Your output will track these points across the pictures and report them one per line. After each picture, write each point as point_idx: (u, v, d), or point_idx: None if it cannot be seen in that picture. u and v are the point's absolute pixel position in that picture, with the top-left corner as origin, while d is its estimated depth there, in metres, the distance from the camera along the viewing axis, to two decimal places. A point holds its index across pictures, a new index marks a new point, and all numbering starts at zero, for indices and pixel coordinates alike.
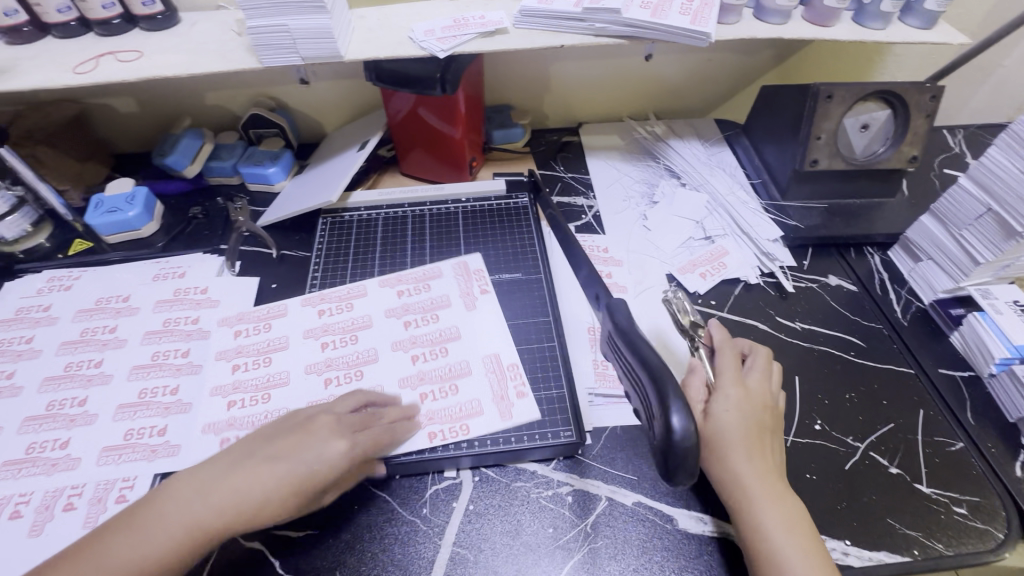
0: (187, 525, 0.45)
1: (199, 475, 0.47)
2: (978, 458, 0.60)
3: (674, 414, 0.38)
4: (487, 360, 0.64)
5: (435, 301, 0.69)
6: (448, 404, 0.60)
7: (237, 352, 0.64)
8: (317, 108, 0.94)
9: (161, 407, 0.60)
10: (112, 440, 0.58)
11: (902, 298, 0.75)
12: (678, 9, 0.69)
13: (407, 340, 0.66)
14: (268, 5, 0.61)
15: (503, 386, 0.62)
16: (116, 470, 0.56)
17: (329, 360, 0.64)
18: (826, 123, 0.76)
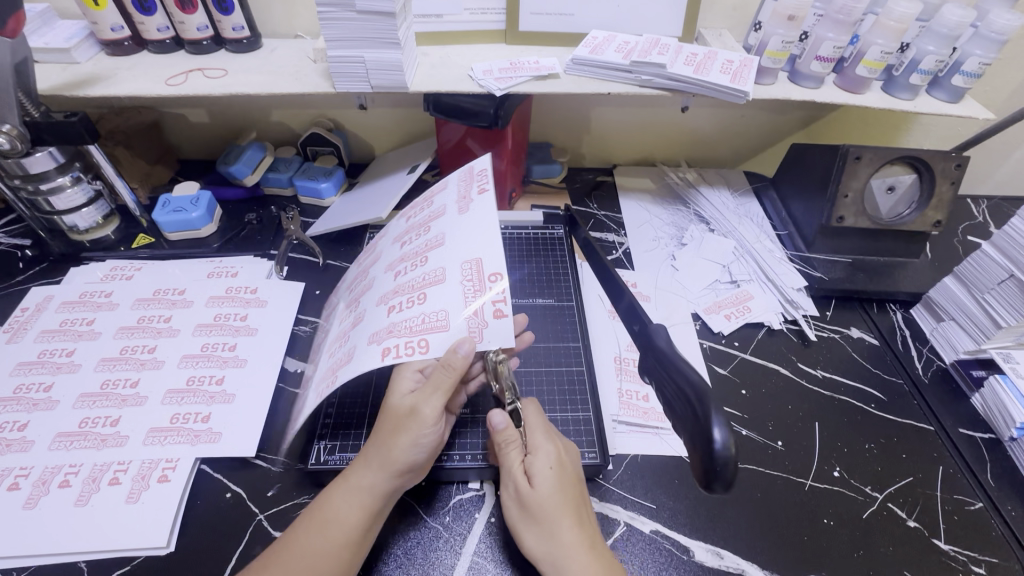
0: (362, 505, 0.51)
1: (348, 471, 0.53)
2: (998, 520, 0.60)
3: (715, 425, 0.34)
4: (467, 263, 0.54)
5: (433, 214, 0.63)
6: (411, 315, 0.54)
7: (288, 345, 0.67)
8: (370, 132, 1.01)
9: (207, 396, 0.64)
10: (159, 422, 0.61)
11: (923, 356, 0.76)
12: (719, 68, 0.74)
13: (397, 261, 0.62)
14: (349, 39, 0.67)
15: (477, 300, 0.53)
16: (160, 451, 0.59)
17: (347, 314, 0.64)
18: (854, 182, 0.80)
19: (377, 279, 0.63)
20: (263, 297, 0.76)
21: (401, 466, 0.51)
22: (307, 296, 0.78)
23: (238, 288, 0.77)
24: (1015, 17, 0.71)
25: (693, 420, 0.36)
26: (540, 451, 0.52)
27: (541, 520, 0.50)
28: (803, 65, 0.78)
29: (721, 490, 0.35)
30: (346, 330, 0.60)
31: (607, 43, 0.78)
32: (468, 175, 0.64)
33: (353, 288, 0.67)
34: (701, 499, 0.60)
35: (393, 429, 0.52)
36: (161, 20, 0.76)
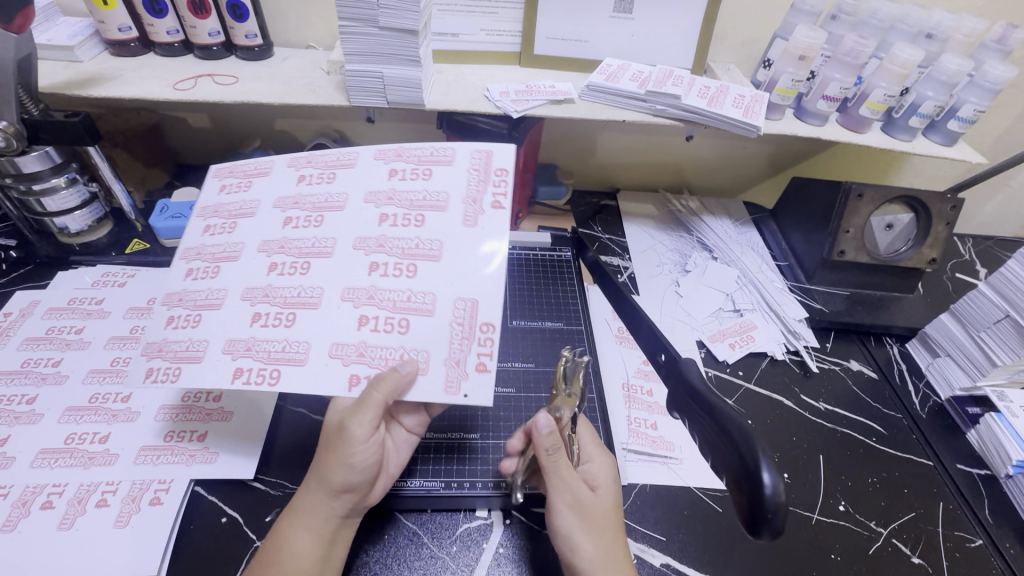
0: (316, 535, 0.49)
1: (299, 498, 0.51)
2: (999, 558, 0.61)
3: (765, 470, 0.34)
4: (460, 305, 0.52)
5: (429, 200, 0.56)
6: (390, 345, 0.51)
7: (196, 254, 0.57)
8: (376, 145, 1.00)
9: (230, 224, 0.58)
10: (172, 288, 0.55)
11: (919, 391, 0.78)
12: (731, 102, 0.75)
13: (371, 240, 0.54)
14: (368, 54, 0.67)
15: (465, 356, 0.51)
16: (161, 327, 0.53)
17: (288, 247, 0.55)
18: (855, 218, 0.82)
19: (338, 234, 0.55)
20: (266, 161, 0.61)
21: (339, 484, 0.49)
22: None
23: (242, 167, 0.62)
24: (1009, 69, 0.74)
25: (738, 462, 0.36)
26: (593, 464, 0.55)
27: (600, 530, 0.50)
28: (810, 103, 0.80)
29: (770, 536, 0.35)
30: (285, 292, 0.53)
31: (622, 72, 0.79)
32: (481, 159, 0.57)
33: (287, 219, 0.57)
34: (709, 531, 0.59)
35: (328, 449, 0.50)
36: (171, 23, 0.74)
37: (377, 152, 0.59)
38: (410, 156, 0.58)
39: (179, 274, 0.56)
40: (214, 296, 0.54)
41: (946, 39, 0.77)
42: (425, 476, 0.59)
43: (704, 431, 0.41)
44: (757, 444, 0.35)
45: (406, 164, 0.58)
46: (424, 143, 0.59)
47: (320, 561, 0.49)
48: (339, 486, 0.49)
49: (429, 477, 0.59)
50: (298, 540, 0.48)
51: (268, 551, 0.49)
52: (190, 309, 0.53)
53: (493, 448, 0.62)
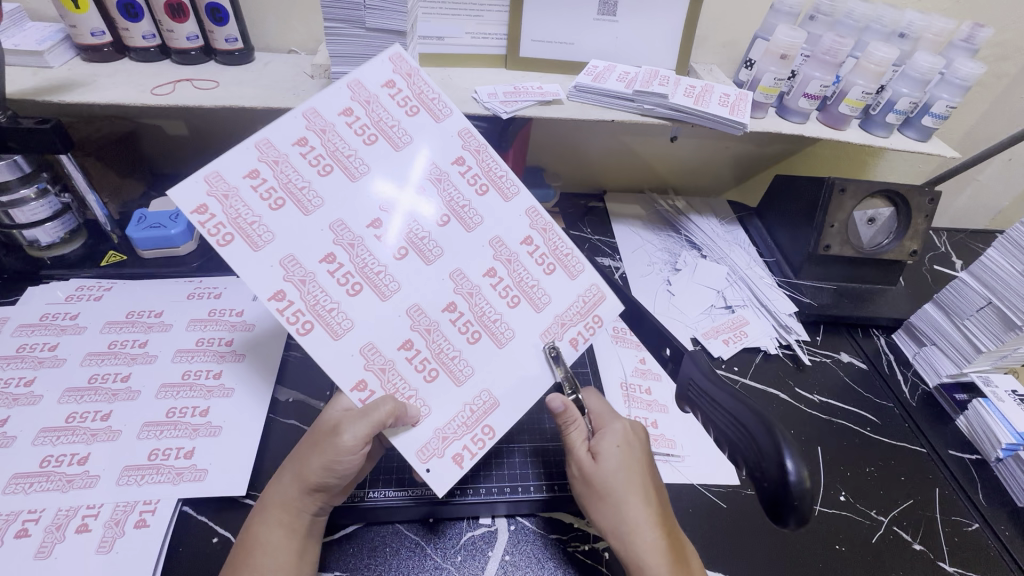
0: (284, 531, 0.48)
1: (275, 496, 0.49)
2: (993, 540, 0.62)
3: (789, 459, 0.36)
4: (481, 397, 0.52)
5: (533, 290, 0.54)
6: (410, 378, 0.50)
7: (322, 131, 0.49)
8: None
9: (370, 138, 0.51)
10: (279, 149, 0.48)
11: (908, 380, 0.79)
12: (717, 100, 0.76)
13: (464, 276, 0.52)
14: (354, 55, 0.66)
15: (456, 440, 0.50)
16: (241, 176, 0.46)
17: (398, 215, 0.51)
18: (839, 213, 0.83)
19: (451, 249, 0.52)
20: (446, 105, 0.54)
21: (315, 483, 0.49)
22: None
23: (421, 83, 0.53)
24: (978, 66, 0.77)
25: (761, 452, 0.38)
26: (607, 432, 0.55)
27: (607, 496, 0.52)
28: (791, 101, 0.82)
29: (795, 524, 0.36)
30: (368, 258, 0.50)
31: (608, 73, 0.79)
32: (589, 297, 0.56)
33: (418, 188, 0.52)
34: (714, 527, 0.59)
35: (313, 445, 0.49)
36: (147, 27, 0.72)
37: (531, 209, 0.55)
38: (551, 239, 0.55)
39: (289, 135, 0.48)
40: (310, 198, 0.48)
41: (917, 38, 0.80)
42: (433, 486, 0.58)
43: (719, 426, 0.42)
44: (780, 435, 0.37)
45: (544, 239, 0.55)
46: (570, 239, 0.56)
47: (292, 557, 0.48)
48: (314, 485, 0.49)
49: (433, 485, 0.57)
50: (274, 540, 0.47)
51: (242, 555, 0.47)
52: (280, 187, 0.47)
53: (495, 454, 0.62)
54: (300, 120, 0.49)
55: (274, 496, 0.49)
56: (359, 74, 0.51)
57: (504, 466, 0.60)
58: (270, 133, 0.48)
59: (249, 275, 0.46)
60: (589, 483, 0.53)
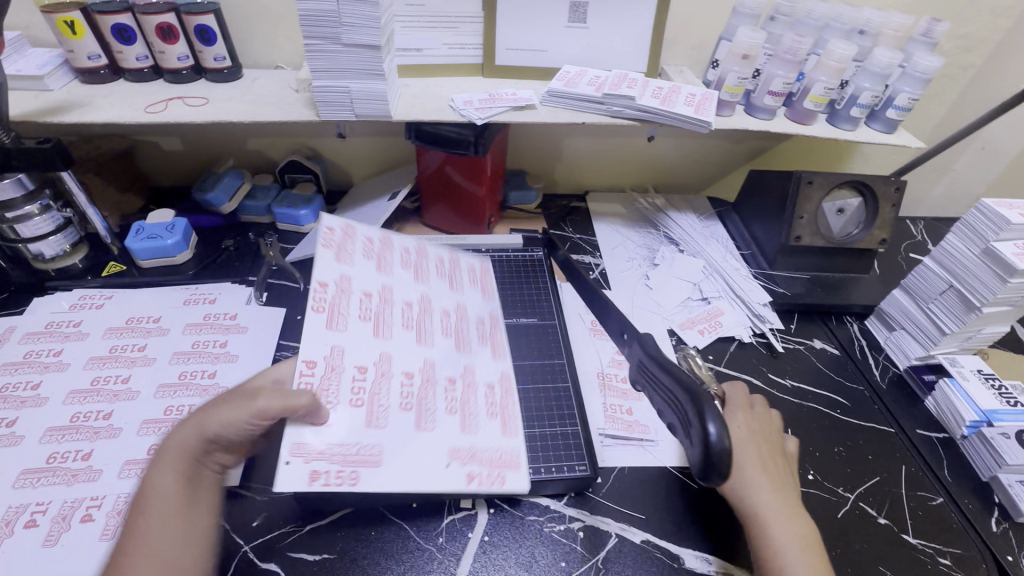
0: (177, 473, 0.49)
1: (174, 441, 0.50)
2: (957, 513, 0.64)
3: (710, 419, 0.39)
4: (370, 448, 0.50)
5: (464, 404, 0.58)
6: (343, 390, 0.52)
7: (423, 252, 0.73)
8: (347, 159, 1.02)
9: (442, 276, 0.72)
10: (407, 241, 0.73)
11: (879, 364, 0.82)
12: (683, 100, 0.80)
13: (429, 368, 0.59)
14: (334, 69, 0.69)
15: (327, 460, 0.48)
16: (365, 234, 0.67)
17: (425, 312, 0.65)
18: (807, 205, 0.87)
19: (446, 355, 0.62)
20: (496, 309, 0.73)
21: (212, 435, 0.50)
22: (289, 321, 0.78)
23: (486, 283, 0.77)
24: (936, 59, 0.80)
25: (687, 415, 0.41)
26: (734, 416, 0.56)
27: (737, 474, 0.53)
28: (757, 99, 0.85)
29: (716, 480, 0.39)
30: (387, 312, 0.61)
31: (579, 77, 0.83)
32: (505, 458, 0.54)
33: (449, 321, 0.66)
34: (685, 506, 0.62)
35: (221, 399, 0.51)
36: (140, 49, 0.76)
37: (504, 372, 0.64)
38: (503, 400, 0.61)
39: (412, 243, 0.73)
40: (389, 265, 0.67)
41: (876, 34, 0.83)
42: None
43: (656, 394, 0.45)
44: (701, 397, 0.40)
45: (512, 408, 0.60)
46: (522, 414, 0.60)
47: (178, 504, 0.48)
48: (211, 435, 0.50)
49: None
50: (164, 481, 0.48)
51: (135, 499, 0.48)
52: (379, 252, 0.66)
53: None
54: (417, 242, 0.74)
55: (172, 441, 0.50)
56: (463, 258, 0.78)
57: None
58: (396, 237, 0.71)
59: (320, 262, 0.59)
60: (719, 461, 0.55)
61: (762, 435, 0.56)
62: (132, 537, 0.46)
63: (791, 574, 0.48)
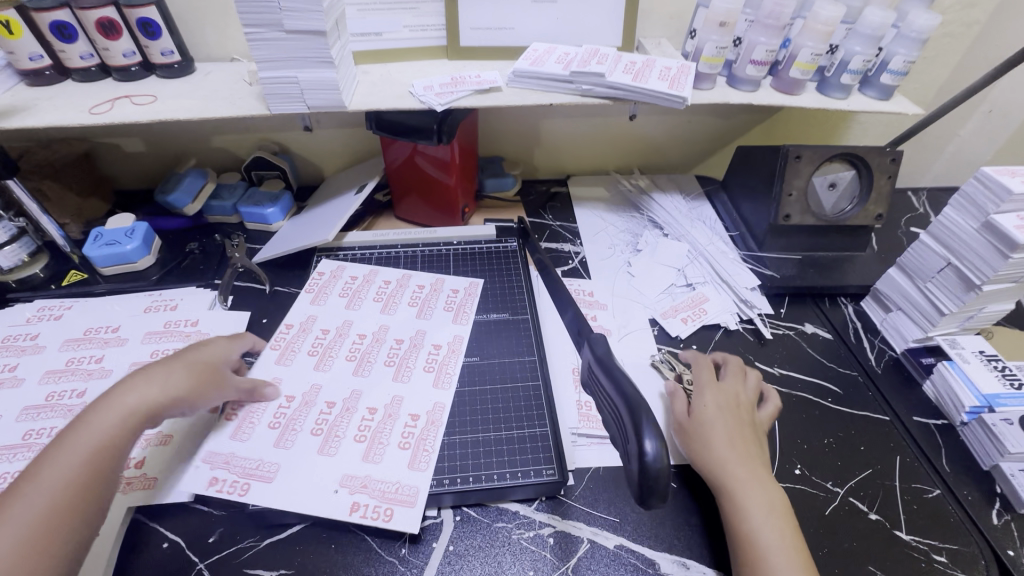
0: (96, 446, 0.48)
1: (133, 390, 0.52)
2: (955, 506, 0.60)
3: (648, 436, 0.36)
4: (270, 465, 0.57)
5: (375, 433, 0.60)
6: (267, 415, 0.62)
7: (402, 281, 0.79)
8: (316, 153, 0.99)
9: (411, 304, 0.76)
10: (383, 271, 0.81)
11: (875, 347, 0.77)
12: (657, 75, 0.75)
13: (352, 398, 0.64)
14: (279, 58, 0.66)
15: (230, 471, 0.56)
16: (350, 270, 0.81)
17: (377, 342, 0.71)
18: (796, 180, 0.81)
19: (381, 383, 0.65)
20: (468, 318, 0.74)
21: (162, 410, 0.53)
22: (253, 325, 0.76)
23: (466, 304, 0.76)
24: (933, 17, 0.74)
25: (626, 429, 0.38)
26: (702, 392, 0.63)
27: (705, 441, 0.58)
28: (740, 70, 0.80)
29: (655, 502, 0.36)
30: (334, 347, 0.70)
31: (547, 55, 0.78)
32: (403, 493, 0.55)
33: (398, 348, 0.70)
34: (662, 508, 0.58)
35: (198, 369, 0.57)
36: (84, 47, 0.73)
37: (437, 403, 0.63)
38: (425, 435, 0.60)
39: (390, 272, 0.81)
40: (358, 301, 0.76)
41: None
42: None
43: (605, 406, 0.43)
44: (640, 410, 0.38)
45: (430, 441, 0.60)
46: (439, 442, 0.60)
47: (91, 451, 0.47)
48: (168, 403, 0.53)
49: None
50: (94, 431, 0.48)
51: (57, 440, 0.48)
52: (354, 290, 0.78)
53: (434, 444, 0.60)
54: (397, 272, 0.81)
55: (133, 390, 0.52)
56: (446, 278, 0.80)
57: (444, 458, 0.59)
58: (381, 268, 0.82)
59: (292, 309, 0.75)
60: (688, 434, 0.60)
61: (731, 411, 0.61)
62: (26, 484, 0.44)
63: (758, 537, 0.51)
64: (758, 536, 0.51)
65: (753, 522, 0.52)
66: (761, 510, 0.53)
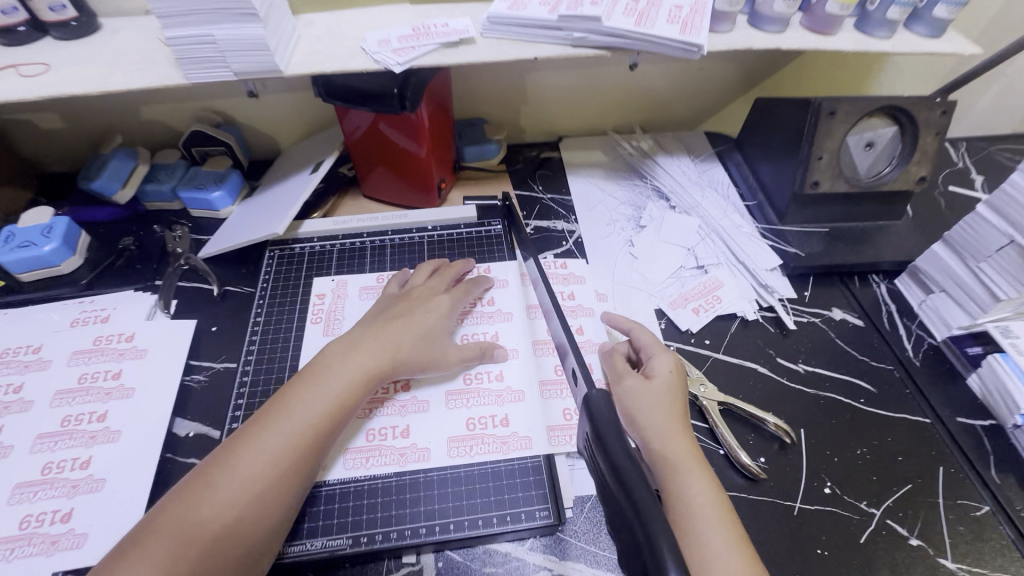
0: (339, 398, 0.51)
1: (340, 356, 0.54)
2: (1006, 525, 0.53)
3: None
4: (94, 482, 0.52)
5: (381, 445, 0.55)
6: (93, 430, 0.56)
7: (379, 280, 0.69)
8: (266, 122, 0.85)
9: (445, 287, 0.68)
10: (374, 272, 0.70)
11: (912, 335, 0.68)
12: (666, 18, 0.61)
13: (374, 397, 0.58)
14: (187, 12, 0.52)
15: (49, 497, 0.51)
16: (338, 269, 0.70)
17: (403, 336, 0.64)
18: (828, 141, 0.69)
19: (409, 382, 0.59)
20: (510, 313, 0.66)
21: (376, 372, 0.54)
22: (201, 335, 0.66)
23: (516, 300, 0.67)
24: None
25: (637, 548, 0.31)
26: (658, 356, 0.58)
27: (652, 407, 0.54)
28: (765, 6, 0.65)
29: None
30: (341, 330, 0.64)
31: None
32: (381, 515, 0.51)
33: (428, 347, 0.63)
34: None
35: (401, 309, 0.60)
36: None
37: (455, 437, 0.55)
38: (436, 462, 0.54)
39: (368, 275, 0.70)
40: (341, 312, 0.66)
41: None
42: (309, 536, 0.49)
43: (614, 518, 0.35)
44: (655, 529, 0.31)
45: (483, 457, 0.54)
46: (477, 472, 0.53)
47: (315, 425, 0.49)
48: (380, 367, 0.54)
49: (332, 534, 0.50)
50: (308, 412, 0.49)
51: (267, 407, 0.50)
52: (338, 293, 0.68)
53: (408, 487, 0.52)
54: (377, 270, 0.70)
55: (334, 362, 0.53)
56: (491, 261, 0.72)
57: (420, 501, 0.52)
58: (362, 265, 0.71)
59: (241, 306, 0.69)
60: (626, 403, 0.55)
61: (676, 389, 0.56)
62: (223, 467, 0.46)
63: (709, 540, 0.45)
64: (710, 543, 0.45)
65: (700, 516, 0.46)
66: (713, 503, 0.47)
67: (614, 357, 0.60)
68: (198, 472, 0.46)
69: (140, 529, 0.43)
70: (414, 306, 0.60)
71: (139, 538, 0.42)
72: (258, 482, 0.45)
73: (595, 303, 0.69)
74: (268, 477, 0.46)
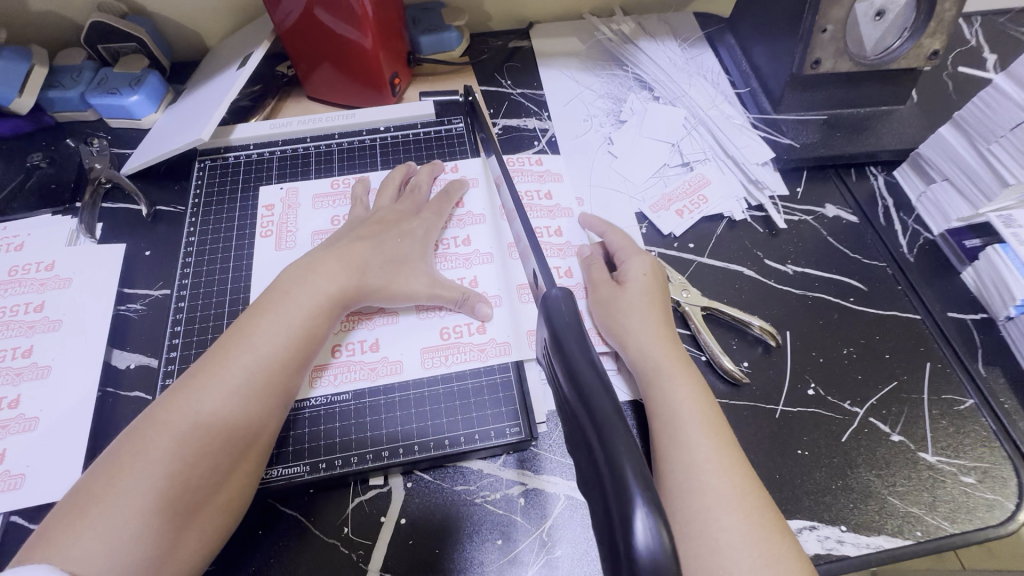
0: (303, 327, 0.45)
1: (305, 277, 0.47)
2: (989, 417, 0.52)
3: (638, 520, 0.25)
4: (28, 421, 0.48)
5: (345, 364, 0.50)
6: (19, 367, 0.51)
7: (332, 188, 0.62)
8: (182, 11, 0.71)
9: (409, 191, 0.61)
10: (326, 179, 0.63)
11: (908, 229, 0.63)
12: None
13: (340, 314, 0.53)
14: None
15: None
16: (284, 178, 0.63)
17: None
18: (835, 9, 0.59)
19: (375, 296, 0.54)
20: (480, 215, 0.60)
21: (342, 295, 0.48)
22: (133, 260, 0.59)
23: (487, 204, 0.61)
24: None
25: (598, 473, 0.29)
26: (638, 259, 0.54)
27: (629, 311, 0.50)
28: None
29: None
30: (295, 246, 0.58)
31: None
32: (352, 436, 0.48)
33: None
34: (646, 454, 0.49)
35: (381, 228, 0.54)
36: None
37: (425, 349, 0.51)
38: (404, 379, 0.50)
39: (319, 184, 0.62)
40: (291, 227, 0.59)
41: None
42: (272, 461, 0.46)
43: (580, 446, 0.32)
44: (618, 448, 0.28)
45: (460, 366, 0.51)
46: (453, 392, 0.50)
47: (274, 356, 0.43)
48: (343, 290, 0.48)
49: (290, 462, 0.47)
50: (267, 341, 0.44)
51: (225, 337, 0.44)
52: (285, 206, 0.61)
53: (368, 411, 0.49)
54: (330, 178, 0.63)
55: (292, 285, 0.47)
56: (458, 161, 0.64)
57: (382, 424, 0.48)
58: (313, 172, 0.63)
59: (173, 229, 0.61)
60: (605, 308, 0.52)
61: (660, 299, 0.52)
62: (180, 397, 0.41)
63: (694, 447, 0.42)
64: (695, 447, 0.42)
65: (683, 422, 0.44)
66: (697, 410, 0.44)
67: (593, 267, 0.55)
68: (149, 412, 0.40)
69: (95, 482, 0.37)
70: (387, 230, 0.53)
71: (96, 490, 0.37)
72: (232, 423, 0.40)
73: (572, 204, 0.63)
74: (237, 415, 0.41)
